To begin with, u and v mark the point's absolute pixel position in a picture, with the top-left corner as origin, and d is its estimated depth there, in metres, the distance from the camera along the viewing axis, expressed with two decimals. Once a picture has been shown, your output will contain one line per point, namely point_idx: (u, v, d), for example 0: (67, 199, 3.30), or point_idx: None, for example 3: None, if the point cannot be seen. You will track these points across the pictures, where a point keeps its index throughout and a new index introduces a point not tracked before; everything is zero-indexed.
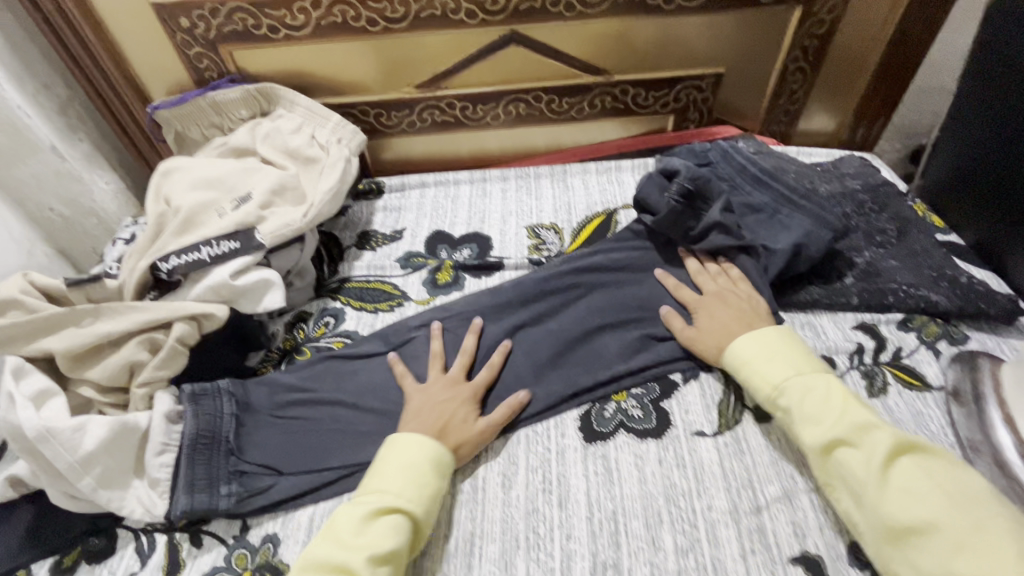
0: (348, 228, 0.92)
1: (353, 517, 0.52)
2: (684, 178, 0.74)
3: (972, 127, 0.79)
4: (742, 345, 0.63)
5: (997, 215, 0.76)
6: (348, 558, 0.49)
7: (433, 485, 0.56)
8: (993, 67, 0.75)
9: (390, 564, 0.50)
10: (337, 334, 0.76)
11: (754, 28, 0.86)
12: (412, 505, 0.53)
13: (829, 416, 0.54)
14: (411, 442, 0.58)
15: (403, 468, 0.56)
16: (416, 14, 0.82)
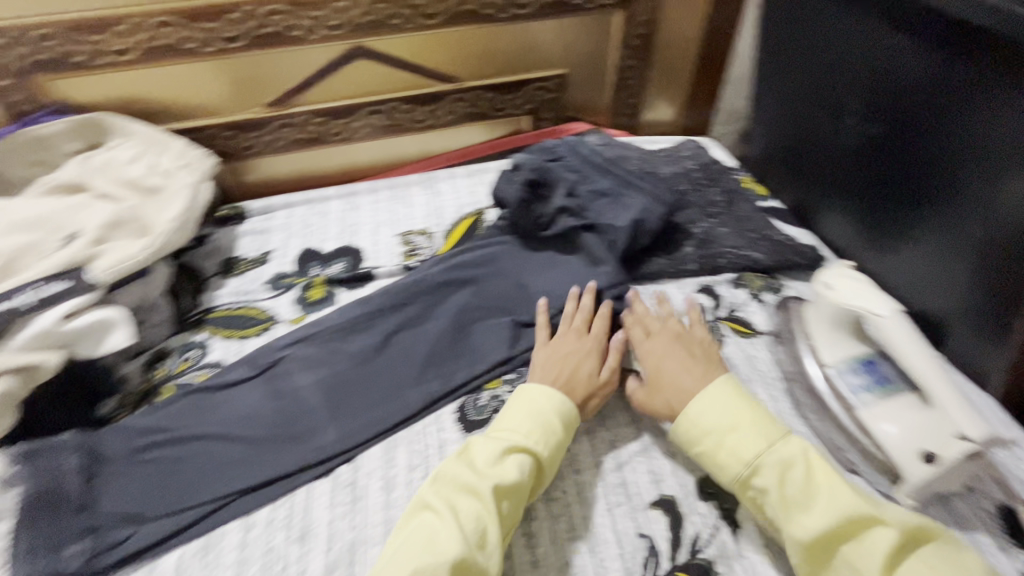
0: (211, 256, 0.88)
1: (488, 449, 0.56)
2: (526, 170, 0.82)
3: (802, 121, 0.83)
4: (700, 409, 0.57)
5: (843, 200, 0.80)
6: (479, 481, 0.52)
7: (562, 432, 0.59)
8: (805, 66, 0.79)
9: (509, 495, 0.53)
10: (201, 367, 0.72)
11: (583, 30, 0.94)
12: (537, 447, 0.56)
13: (822, 505, 0.49)
14: (538, 392, 0.61)
15: (532, 413, 0.59)
16: (252, 33, 0.81)
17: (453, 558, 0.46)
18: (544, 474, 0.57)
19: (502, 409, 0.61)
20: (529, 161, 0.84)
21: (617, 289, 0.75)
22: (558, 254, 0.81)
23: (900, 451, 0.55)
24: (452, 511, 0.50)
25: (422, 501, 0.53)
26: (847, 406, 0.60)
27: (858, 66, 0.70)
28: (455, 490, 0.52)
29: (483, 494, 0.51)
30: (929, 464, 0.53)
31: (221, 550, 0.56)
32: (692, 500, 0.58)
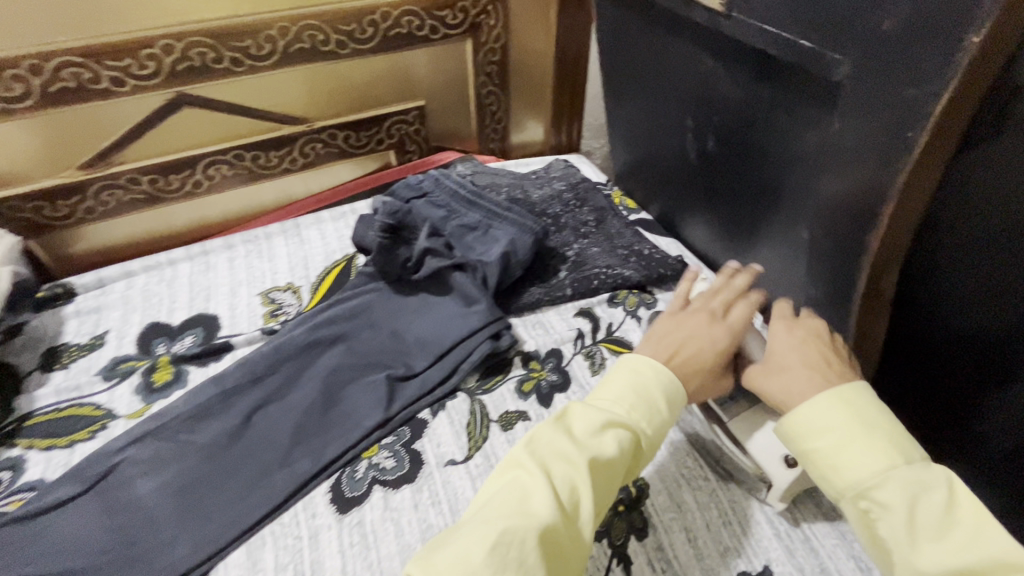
0: (28, 349, 0.76)
1: (582, 421, 0.52)
2: (384, 215, 0.78)
3: (659, 135, 0.82)
4: (812, 414, 0.47)
5: (715, 207, 0.78)
6: (577, 450, 0.49)
7: (668, 410, 0.54)
8: (646, 83, 0.78)
9: (606, 468, 0.50)
10: (15, 491, 0.61)
11: (435, 60, 0.92)
12: (636, 423, 0.52)
13: (951, 546, 0.38)
14: (639, 360, 0.57)
15: (633, 385, 0.55)
16: (42, 90, 0.70)
17: (544, 523, 0.44)
18: (644, 453, 0.53)
19: (607, 374, 0.58)
20: (386, 204, 0.80)
21: (493, 326, 0.73)
22: (431, 296, 0.77)
23: (766, 457, 0.56)
24: (545, 470, 0.48)
25: (518, 460, 0.50)
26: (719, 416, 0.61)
27: (694, 78, 0.68)
28: (553, 455, 0.49)
29: (580, 460, 0.48)
30: (790, 468, 0.54)
31: None
32: None
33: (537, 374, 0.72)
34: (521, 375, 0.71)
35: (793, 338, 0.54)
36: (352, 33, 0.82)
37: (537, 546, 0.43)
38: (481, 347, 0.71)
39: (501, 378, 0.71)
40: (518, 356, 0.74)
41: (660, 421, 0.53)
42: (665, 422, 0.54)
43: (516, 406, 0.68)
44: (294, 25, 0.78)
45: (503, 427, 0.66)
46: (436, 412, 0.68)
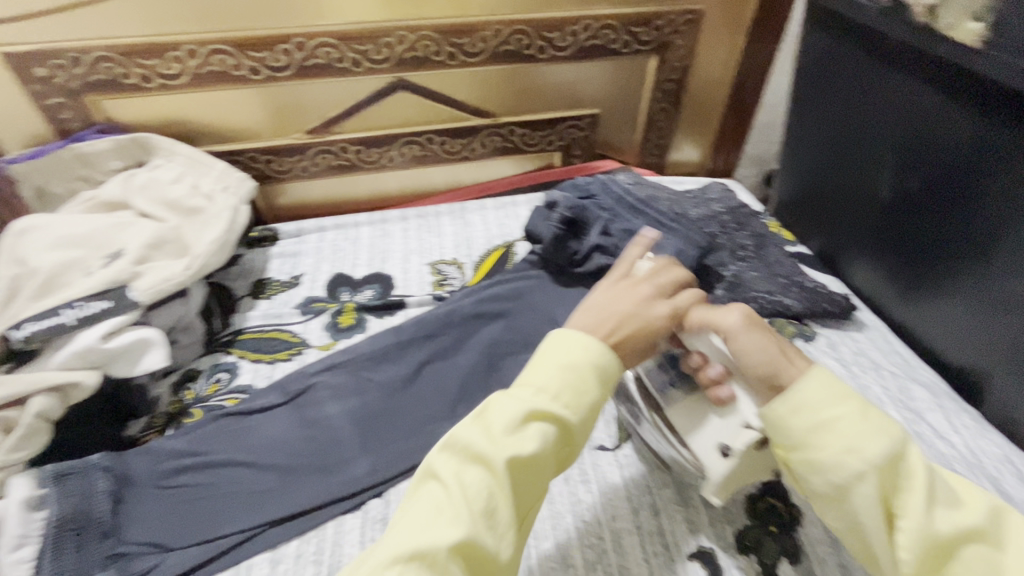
0: (242, 277, 0.88)
1: (504, 413, 0.45)
2: (564, 208, 0.83)
3: (842, 171, 0.84)
4: (819, 395, 0.45)
5: (886, 249, 0.78)
6: (491, 450, 0.43)
7: (601, 393, 0.47)
8: (848, 115, 0.81)
9: (529, 466, 0.44)
10: (231, 390, 0.71)
11: (619, 74, 0.96)
12: (563, 408, 0.46)
13: (959, 505, 0.41)
14: (579, 334, 0.49)
15: (561, 368, 0.47)
16: (300, 63, 0.83)
17: (457, 540, 0.39)
18: (575, 439, 0.47)
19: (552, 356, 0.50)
20: (565, 198, 0.85)
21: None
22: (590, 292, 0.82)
23: (700, 444, 0.52)
24: (460, 483, 0.42)
25: (430, 469, 0.45)
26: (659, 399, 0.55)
27: (902, 115, 0.71)
28: (465, 461, 0.43)
29: (495, 464, 0.42)
30: (725, 459, 0.50)
31: None
32: (732, 553, 0.57)
33: None
34: None
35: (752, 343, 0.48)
36: (553, 41, 0.89)
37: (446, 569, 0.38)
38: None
39: None
40: None
41: (587, 407, 0.47)
42: (596, 408, 0.47)
43: None
44: (507, 29, 0.86)
45: None
46: None
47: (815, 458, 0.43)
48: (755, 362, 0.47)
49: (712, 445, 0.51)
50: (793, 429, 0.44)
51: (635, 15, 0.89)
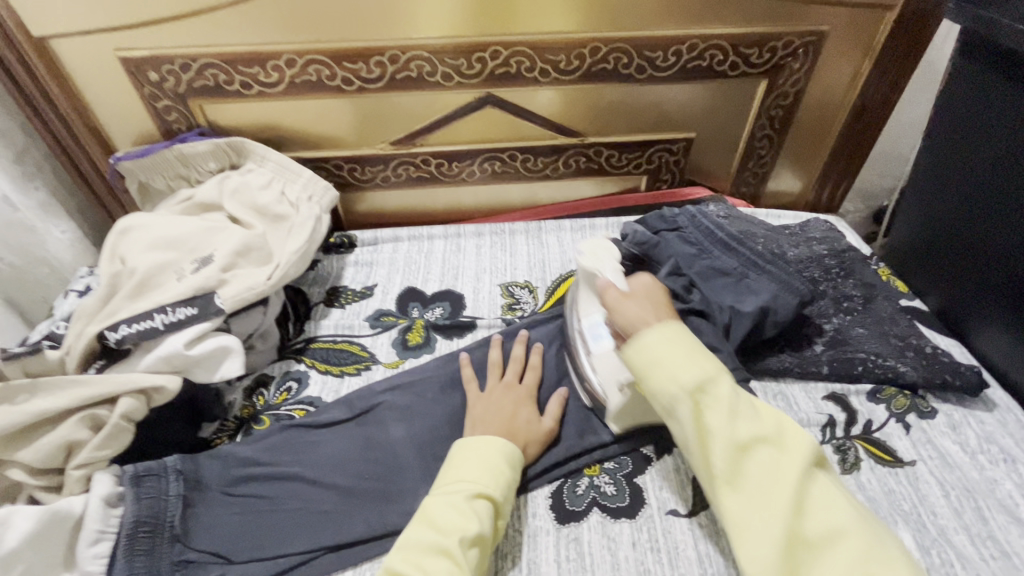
0: (318, 283, 0.89)
1: (448, 503, 0.53)
2: (631, 243, 0.80)
3: (966, 216, 0.76)
4: (660, 338, 0.56)
5: (1012, 307, 0.70)
6: (446, 539, 0.50)
7: (513, 476, 0.58)
8: (987, 155, 0.72)
9: (478, 543, 0.52)
10: (299, 401, 0.72)
11: (722, 96, 0.89)
12: (492, 490, 0.55)
13: (757, 418, 0.52)
14: (478, 440, 0.59)
15: (480, 462, 0.57)
16: (392, 75, 0.82)
17: None
18: (504, 517, 0.56)
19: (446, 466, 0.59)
20: (637, 233, 0.80)
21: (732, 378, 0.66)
22: None
23: (607, 384, 0.65)
24: (424, 572, 0.48)
25: (390, 572, 0.50)
26: (585, 348, 0.68)
27: None
28: (426, 552, 0.50)
29: (455, 553, 0.49)
30: (621, 393, 0.63)
31: None
32: None
33: None
34: None
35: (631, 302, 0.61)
36: (654, 60, 0.83)
37: None
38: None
39: None
40: None
41: (507, 487, 0.57)
42: (514, 486, 0.58)
43: None
44: (606, 46, 0.81)
45: None
46: (660, 454, 0.65)
47: (651, 388, 0.54)
48: (628, 323, 0.59)
49: (612, 385, 0.64)
50: (641, 364, 0.55)
51: (747, 35, 0.81)
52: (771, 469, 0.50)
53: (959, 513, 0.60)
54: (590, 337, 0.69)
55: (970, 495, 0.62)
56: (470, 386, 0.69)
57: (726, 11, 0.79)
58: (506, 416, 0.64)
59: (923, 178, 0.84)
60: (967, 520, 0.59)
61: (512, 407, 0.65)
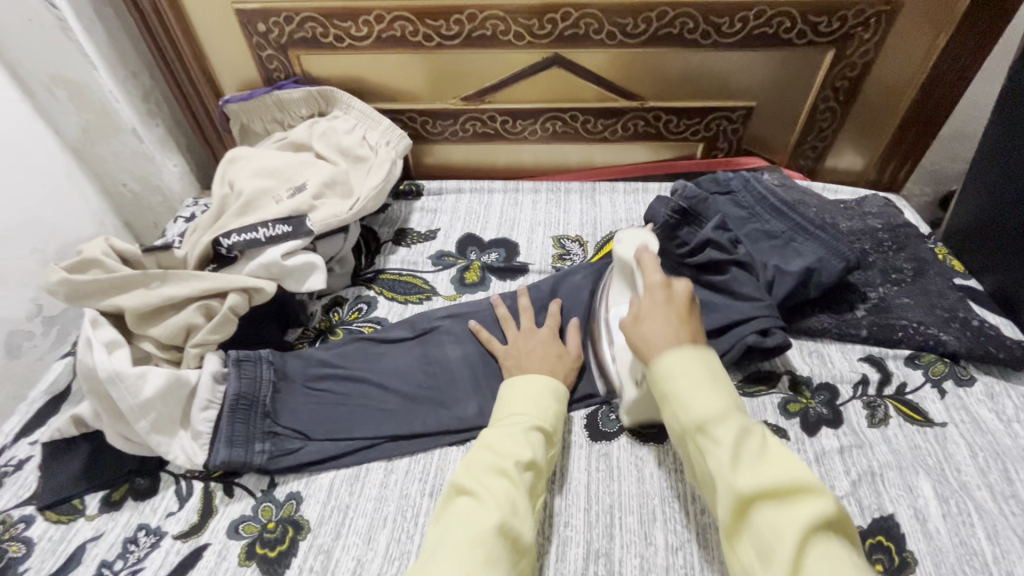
0: (387, 224, 0.98)
1: (504, 432, 0.58)
2: (681, 197, 0.79)
3: (1018, 191, 0.77)
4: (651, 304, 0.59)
5: None
6: (503, 461, 0.55)
7: (560, 408, 0.63)
8: None
9: (532, 468, 0.56)
10: (369, 320, 0.82)
11: (787, 66, 0.90)
12: (544, 422, 0.60)
13: (769, 467, 0.47)
14: (532, 376, 0.65)
15: (531, 398, 0.62)
16: (468, 33, 0.88)
17: (502, 522, 0.49)
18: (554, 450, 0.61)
19: (503, 402, 0.63)
20: (689, 187, 0.80)
21: (762, 321, 0.68)
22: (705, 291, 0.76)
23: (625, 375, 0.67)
24: (484, 491, 0.52)
25: (455, 487, 0.55)
26: (609, 338, 0.70)
27: None
28: (486, 471, 0.54)
29: (513, 472, 0.54)
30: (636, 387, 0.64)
31: (367, 485, 0.63)
32: None
33: (806, 401, 0.69)
34: (787, 395, 0.70)
35: (663, 319, 0.57)
36: (720, 26, 0.86)
37: (494, 542, 0.48)
38: (743, 342, 0.67)
39: (766, 389, 0.70)
40: (787, 377, 0.71)
41: (555, 419, 0.62)
42: (561, 417, 0.63)
43: (776, 421, 0.67)
44: (673, 11, 0.84)
45: None
46: None
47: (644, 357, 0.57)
48: (644, 340, 0.57)
49: (629, 377, 0.66)
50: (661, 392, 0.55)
51: (817, 3, 0.82)
52: (779, 531, 0.43)
53: (985, 472, 0.62)
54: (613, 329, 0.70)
55: (998, 457, 0.63)
56: (493, 345, 0.73)
57: None
58: (543, 346, 0.70)
59: (995, 156, 0.82)
60: (991, 479, 0.61)
61: (544, 343, 0.71)
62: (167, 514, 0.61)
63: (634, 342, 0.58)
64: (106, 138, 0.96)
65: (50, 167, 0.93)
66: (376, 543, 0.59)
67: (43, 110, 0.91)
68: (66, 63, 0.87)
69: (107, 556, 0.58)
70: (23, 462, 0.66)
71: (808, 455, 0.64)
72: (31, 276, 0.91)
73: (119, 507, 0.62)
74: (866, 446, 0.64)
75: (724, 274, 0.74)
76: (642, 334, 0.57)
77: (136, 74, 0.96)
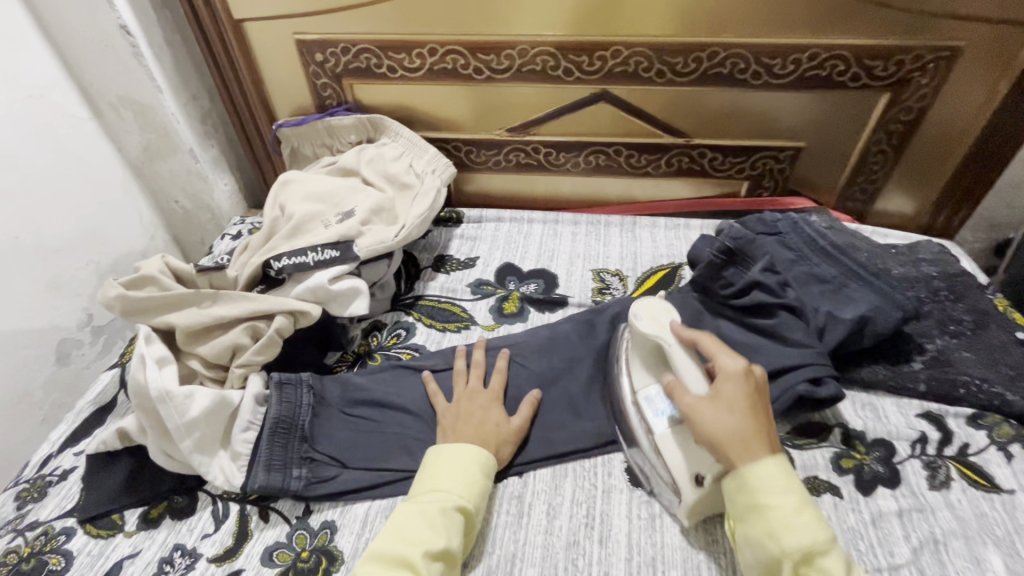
0: (427, 250, 0.99)
1: (419, 513, 0.55)
2: (727, 237, 0.78)
3: None
4: (725, 390, 0.55)
5: None
6: (410, 552, 0.52)
7: (485, 481, 0.60)
8: None
9: (443, 557, 0.53)
10: (407, 346, 0.81)
11: (839, 107, 0.89)
12: (465, 500, 0.57)
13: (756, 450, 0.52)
14: (459, 445, 0.61)
15: (455, 473, 0.59)
16: (518, 68, 0.90)
17: None
18: (473, 531, 0.58)
19: (426, 472, 0.60)
20: (733, 227, 0.79)
21: (812, 369, 0.65)
22: (748, 341, 0.72)
23: (677, 469, 0.58)
24: None
25: None
26: (646, 428, 0.62)
27: None
28: (391, 566, 0.51)
29: (419, 566, 0.51)
30: (697, 487, 0.57)
31: None
32: None
33: (859, 457, 0.66)
34: (839, 449, 0.67)
35: (738, 411, 0.53)
36: (771, 67, 0.85)
37: None
38: (793, 389, 0.64)
39: (816, 441, 0.67)
40: (839, 429, 0.68)
41: (478, 497, 0.59)
42: (485, 494, 0.60)
43: (828, 477, 0.64)
44: (725, 51, 0.84)
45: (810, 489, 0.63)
46: None
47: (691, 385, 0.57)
48: (717, 436, 0.53)
49: (682, 471, 0.58)
50: (740, 485, 0.52)
51: (872, 47, 0.81)
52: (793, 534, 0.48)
53: None
54: (652, 406, 0.62)
55: None
56: (436, 399, 0.69)
57: (853, 21, 0.80)
58: (481, 412, 0.67)
59: None
60: None
61: (482, 409, 0.67)
62: (203, 536, 0.61)
63: (711, 438, 0.53)
64: (165, 157, 1.00)
65: (111, 182, 0.99)
66: None
67: (107, 129, 0.97)
68: (134, 86, 0.91)
69: (143, 575, 0.58)
70: (67, 472, 0.67)
71: (864, 516, 0.61)
72: (85, 286, 0.94)
73: (157, 524, 0.62)
74: (928, 510, 0.61)
75: (772, 318, 0.72)
76: (728, 432, 0.52)
77: (196, 96, 0.99)
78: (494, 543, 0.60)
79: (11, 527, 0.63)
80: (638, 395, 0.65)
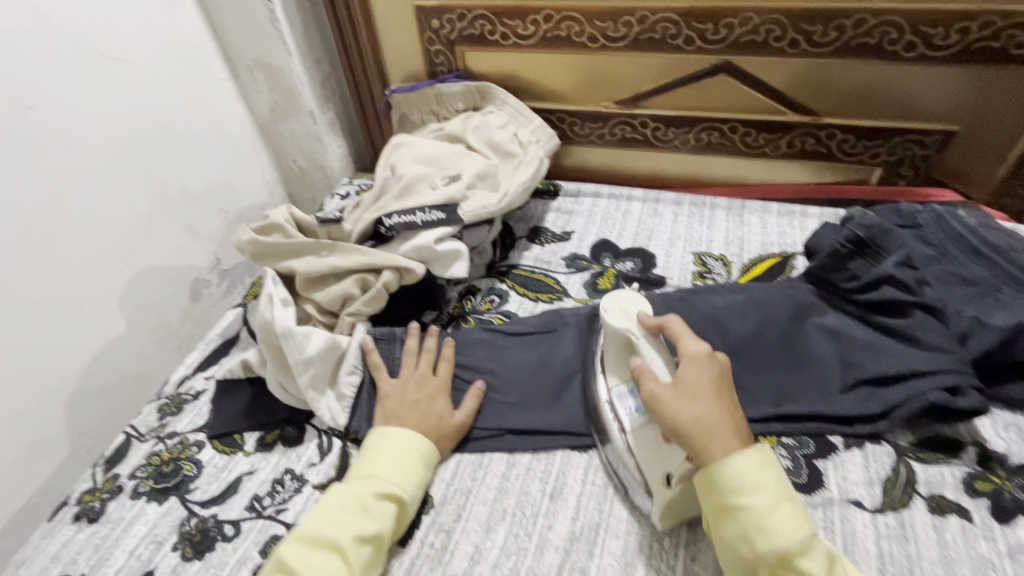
0: (523, 221, 0.99)
1: (353, 501, 0.56)
2: (857, 225, 0.70)
3: None
4: (689, 373, 0.55)
5: None
6: (341, 536, 0.53)
7: (425, 472, 0.61)
8: None
9: (374, 542, 0.54)
10: (500, 312, 0.83)
11: (1010, 85, 0.77)
12: (403, 489, 0.58)
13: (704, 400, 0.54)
14: (401, 432, 0.61)
15: (394, 457, 0.60)
16: (635, 36, 0.87)
17: None
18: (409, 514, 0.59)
19: (363, 457, 0.61)
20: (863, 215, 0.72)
21: (946, 377, 0.59)
22: (874, 340, 0.66)
23: (647, 471, 0.57)
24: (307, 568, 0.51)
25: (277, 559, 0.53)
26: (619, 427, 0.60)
27: None
28: (317, 547, 0.53)
29: (346, 550, 0.52)
30: (667, 487, 0.55)
31: (488, 474, 0.64)
32: None
33: (998, 480, 0.58)
34: (972, 470, 0.60)
35: (706, 391, 0.53)
36: (931, 37, 0.75)
37: None
38: (925, 397, 0.59)
39: (946, 458, 0.61)
40: (974, 449, 0.61)
41: (417, 484, 0.59)
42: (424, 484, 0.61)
43: (957, 497, 0.58)
44: (873, 19, 0.76)
45: (931, 507, 0.58)
46: (850, 446, 0.63)
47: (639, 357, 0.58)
48: (690, 427, 0.52)
49: (653, 475, 0.56)
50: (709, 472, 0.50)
51: None
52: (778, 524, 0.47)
53: None
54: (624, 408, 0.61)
55: None
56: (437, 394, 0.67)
57: None
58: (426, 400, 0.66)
59: None
60: None
61: (427, 398, 0.66)
62: (311, 464, 0.66)
63: (679, 425, 0.52)
64: (289, 116, 1.07)
65: (241, 139, 1.08)
66: (495, 534, 0.59)
67: (243, 89, 1.06)
68: (269, 49, 0.98)
69: (258, 491, 0.64)
70: (199, 393, 0.76)
71: (999, 546, 0.54)
72: (216, 232, 1.04)
73: (271, 449, 0.68)
74: None
75: (903, 318, 0.65)
76: (697, 419, 0.52)
77: (319, 61, 1.05)
78: (579, 510, 0.60)
79: (154, 433, 0.72)
80: (613, 391, 0.62)
